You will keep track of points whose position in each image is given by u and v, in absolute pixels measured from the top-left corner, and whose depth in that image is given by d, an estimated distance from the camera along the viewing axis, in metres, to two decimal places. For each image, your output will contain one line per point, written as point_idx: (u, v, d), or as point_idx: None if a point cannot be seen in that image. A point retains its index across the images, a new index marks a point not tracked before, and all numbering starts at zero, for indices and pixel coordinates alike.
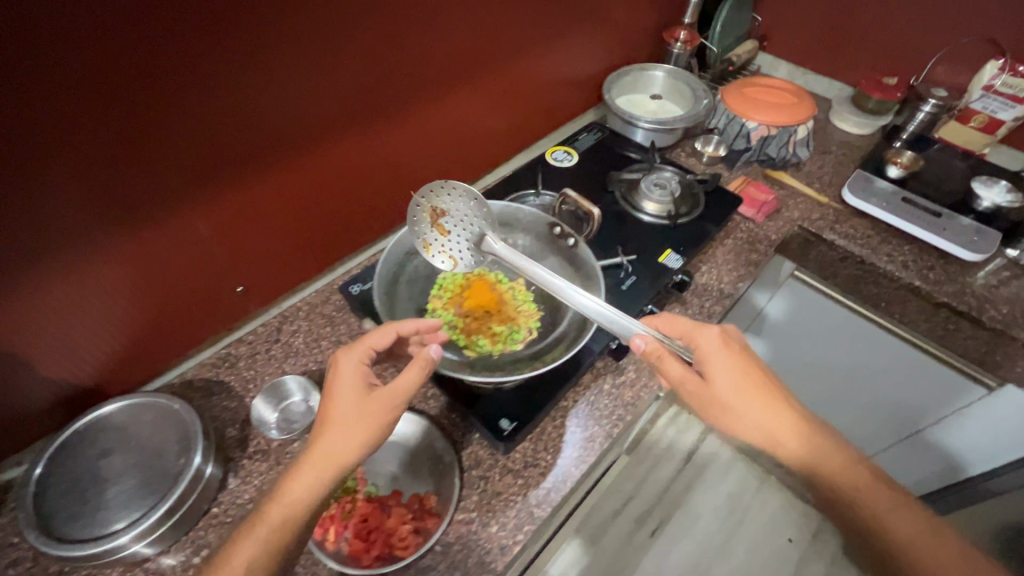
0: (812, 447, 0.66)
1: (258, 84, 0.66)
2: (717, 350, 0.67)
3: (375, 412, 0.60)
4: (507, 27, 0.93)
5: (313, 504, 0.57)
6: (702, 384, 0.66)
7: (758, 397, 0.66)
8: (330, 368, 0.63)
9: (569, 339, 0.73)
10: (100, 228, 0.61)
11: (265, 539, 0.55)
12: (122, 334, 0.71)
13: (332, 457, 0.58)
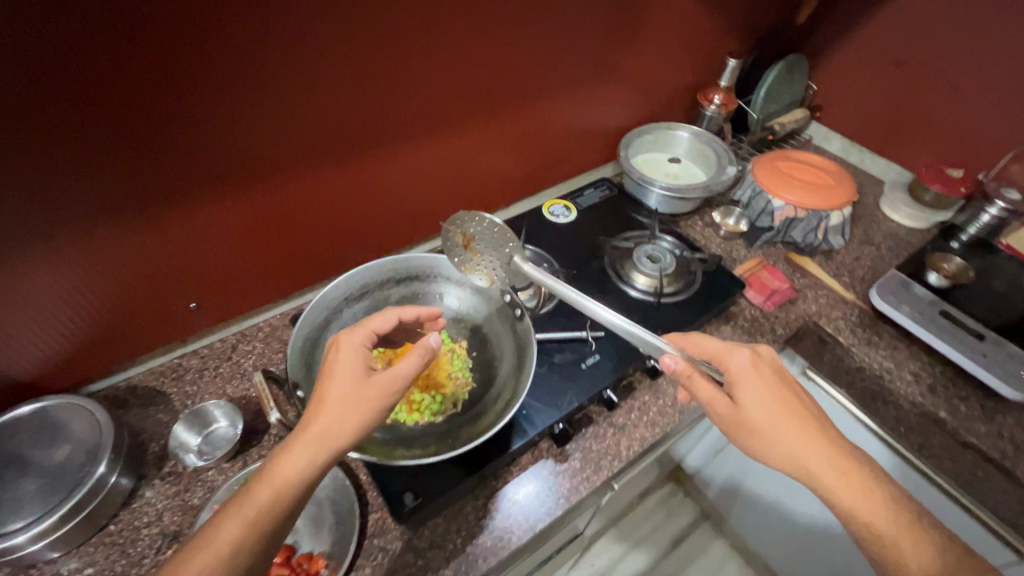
0: (865, 497, 0.55)
1: (222, 112, 0.65)
2: (747, 370, 0.63)
3: (379, 393, 0.55)
4: (517, 77, 0.90)
5: (303, 485, 0.51)
6: (730, 404, 0.61)
7: (794, 421, 0.59)
8: (331, 346, 0.58)
9: (499, 409, 0.66)
10: (43, 239, 0.62)
11: (248, 524, 0.48)
12: (64, 337, 0.72)
13: (330, 438, 0.52)
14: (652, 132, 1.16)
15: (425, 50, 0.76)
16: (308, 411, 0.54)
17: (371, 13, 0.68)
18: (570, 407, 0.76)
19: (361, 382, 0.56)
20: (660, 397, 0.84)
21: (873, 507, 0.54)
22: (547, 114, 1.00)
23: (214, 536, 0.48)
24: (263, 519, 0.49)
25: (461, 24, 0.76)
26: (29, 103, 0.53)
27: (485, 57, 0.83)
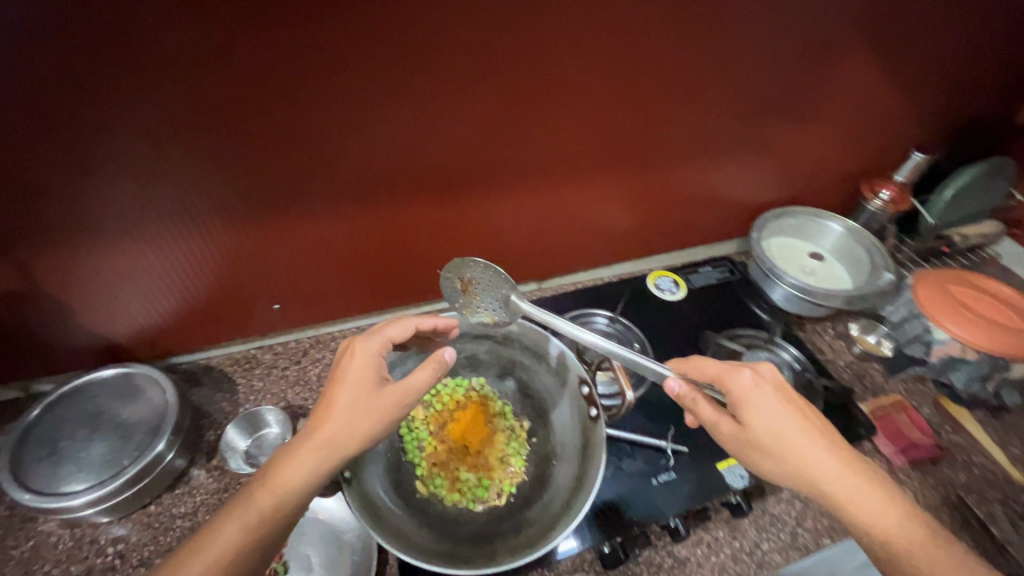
0: (885, 523, 0.48)
1: (336, 132, 0.63)
2: (757, 391, 0.52)
3: (390, 403, 0.50)
4: (655, 138, 0.81)
5: (307, 494, 0.47)
6: (740, 429, 0.52)
7: (813, 443, 0.50)
8: (342, 350, 0.53)
9: (537, 531, 0.55)
10: (155, 222, 0.65)
11: (250, 530, 0.45)
12: (158, 312, 0.75)
13: (335, 446, 0.48)
14: (795, 216, 1.01)
15: (561, 98, 0.70)
16: (312, 418, 0.50)
17: (513, 56, 0.63)
18: (623, 528, 0.66)
19: (370, 389, 0.51)
20: (740, 539, 0.69)
21: (896, 539, 0.47)
22: (679, 180, 0.90)
23: (212, 539, 0.44)
24: (263, 526, 0.45)
25: (607, 77, 0.70)
26: (163, 102, 0.54)
27: (625, 113, 0.75)
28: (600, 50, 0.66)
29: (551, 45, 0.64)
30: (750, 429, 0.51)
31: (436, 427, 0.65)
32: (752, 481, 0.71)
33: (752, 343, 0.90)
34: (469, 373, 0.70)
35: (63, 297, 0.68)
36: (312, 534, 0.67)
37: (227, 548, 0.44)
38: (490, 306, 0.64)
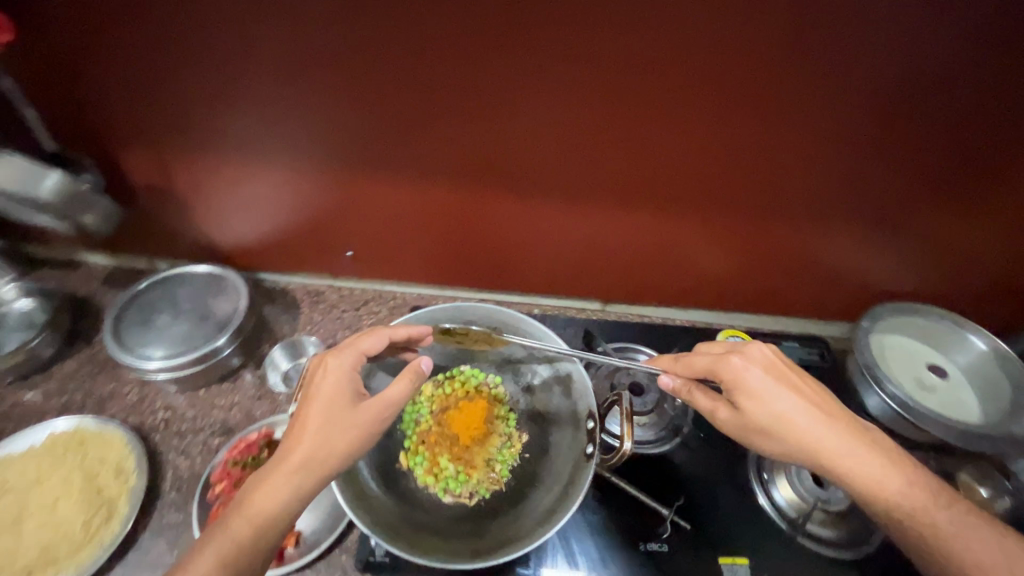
0: (894, 485, 0.48)
1: (427, 105, 0.65)
2: (750, 375, 0.53)
3: (366, 418, 0.51)
4: (766, 191, 0.72)
5: (287, 514, 0.48)
6: (744, 416, 0.53)
7: (812, 415, 0.51)
8: (315, 367, 0.53)
9: (492, 544, 0.54)
10: (264, 151, 0.73)
11: (229, 564, 0.45)
12: (255, 229, 0.86)
13: (309, 466, 0.49)
14: (926, 317, 0.83)
15: (663, 128, 0.65)
16: (286, 441, 0.50)
17: (619, 73, 0.60)
18: None
19: (345, 405, 0.52)
20: None
21: (900, 506, 0.48)
22: (787, 241, 0.79)
23: None
24: (241, 554, 0.46)
25: (721, 115, 0.63)
26: (286, 46, 0.61)
27: (734, 157, 0.68)
28: (719, 86, 0.60)
29: (664, 70, 0.59)
30: (748, 414, 0.52)
31: (440, 409, 0.66)
32: None
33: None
34: (488, 368, 0.69)
35: (186, 196, 0.80)
36: None
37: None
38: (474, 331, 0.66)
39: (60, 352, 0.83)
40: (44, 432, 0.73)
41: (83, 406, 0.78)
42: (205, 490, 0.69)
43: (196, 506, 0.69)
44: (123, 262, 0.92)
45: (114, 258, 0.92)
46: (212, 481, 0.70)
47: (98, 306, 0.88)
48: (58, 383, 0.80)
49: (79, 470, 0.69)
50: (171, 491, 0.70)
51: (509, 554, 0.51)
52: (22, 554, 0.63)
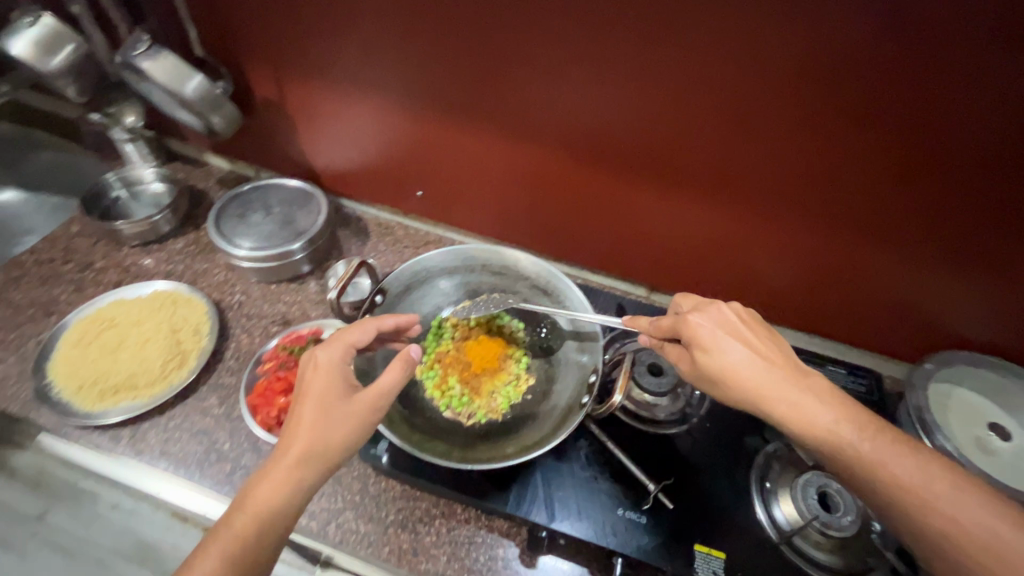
0: (837, 431, 0.49)
1: (512, 52, 0.72)
2: (703, 329, 0.57)
3: (362, 407, 0.54)
4: (830, 195, 0.71)
5: (292, 506, 0.50)
6: (698, 367, 0.57)
7: (760, 364, 0.54)
8: (306, 364, 0.55)
9: (483, 454, 0.60)
10: (362, 81, 0.82)
11: (236, 559, 0.47)
12: (344, 157, 0.96)
13: (310, 460, 0.51)
14: (993, 371, 0.75)
15: (730, 109, 0.68)
16: (284, 439, 0.52)
17: (693, 48, 0.64)
18: (562, 527, 0.63)
19: (340, 398, 0.54)
20: None
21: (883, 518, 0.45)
22: (847, 256, 0.77)
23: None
24: (247, 551, 0.48)
25: (789, 104, 0.64)
26: None
27: (799, 151, 0.68)
28: (789, 73, 0.62)
29: (737, 49, 0.62)
30: (701, 365, 0.56)
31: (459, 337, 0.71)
32: None
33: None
34: (512, 312, 0.73)
35: (295, 116, 0.92)
36: None
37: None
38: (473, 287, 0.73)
39: (175, 230, 0.99)
40: (148, 288, 0.87)
41: (182, 276, 0.93)
42: (256, 363, 0.80)
43: (246, 375, 0.80)
44: (239, 170, 1.08)
45: (231, 164, 1.07)
46: (264, 358, 0.81)
47: (211, 200, 1.03)
48: (167, 254, 0.96)
49: (167, 322, 0.83)
50: (230, 358, 0.82)
51: (495, 462, 0.56)
52: (113, 374, 0.77)
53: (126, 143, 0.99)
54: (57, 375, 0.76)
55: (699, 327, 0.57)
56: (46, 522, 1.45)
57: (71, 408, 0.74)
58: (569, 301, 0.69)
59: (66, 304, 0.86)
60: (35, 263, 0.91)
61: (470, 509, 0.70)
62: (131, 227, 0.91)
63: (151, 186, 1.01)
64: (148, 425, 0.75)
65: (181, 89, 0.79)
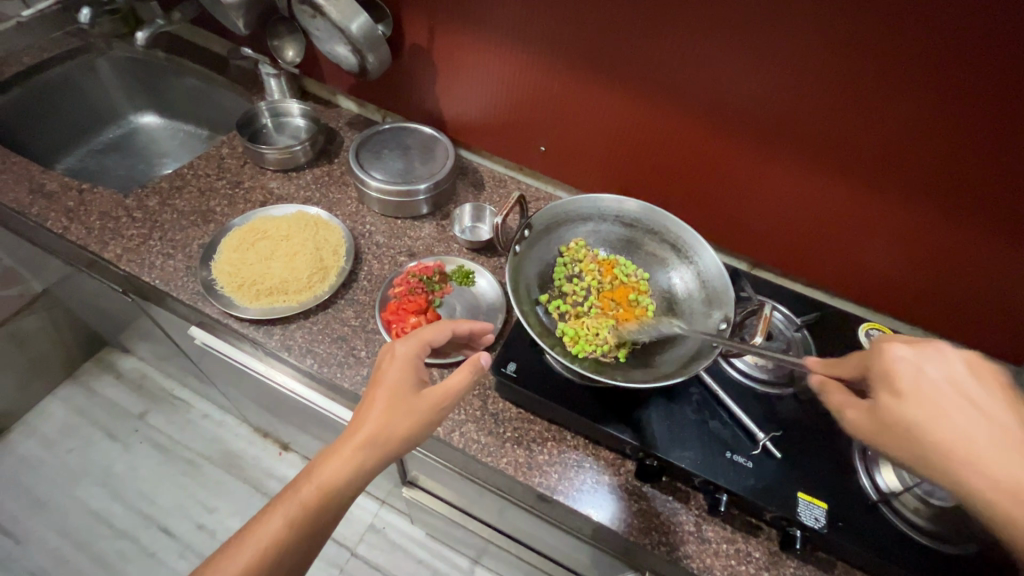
0: None
1: (665, 17, 0.76)
2: (911, 371, 0.49)
3: (428, 402, 0.59)
4: (963, 187, 0.73)
5: (351, 482, 0.57)
6: (885, 416, 0.50)
7: (986, 427, 0.46)
8: (385, 355, 0.61)
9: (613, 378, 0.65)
10: (514, 34, 0.89)
11: (298, 518, 0.55)
12: (474, 108, 1.03)
13: (372, 445, 0.57)
14: None
15: (876, 93, 0.70)
16: (355, 419, 0.59)
17: (848, 28, 0.67)
18: (672, 459, 0.69)
19: (408, 392, 0.60)
20: (755, 568, 0.68)
21: None
22: (970, 251, 0.78)
23: (266, 528, 0.55)
24: (309, 515, 0.56)
25: (941, 92, 0.67)
26: None
27: (940, 140, 0.70)
28: (945, 60, 0.64)
29: (896, 34, 0.65)
30: (896, 409, 0.49)
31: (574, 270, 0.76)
32: (825, 530, 0.64)
33: None
34: (641, 262, 0.77)
35: (436, 61, 0.99)
36: (468, 296, 0.90)
37: (277, 535, 0.54)
38: (604, 235, 0.78)
39: (311, 161, 1.07)
40: (293, 209, 0.96)
41: (319, 203, 1.01)
42: (389, 286, 0.88)
43: (379, 295, 0.88)
44: (366, 114, 1.16)
45: (360, 108, 1.16)
46: (396, 282, 0.88)
47: (343, 138, 1.11)
48: (303, 181, 1.04)
49: (311, 240, 0.91)
50: (364, 279, 0.91)
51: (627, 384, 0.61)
52: (266, 279, 0.86)
53: (271, 78, 1.09)
54: (219, 274, 0.86)
55: (904, 364, 0.50)
56: (147, 421, 1.61)
57: (232, 303, 0.83)
58: (699, 257, 0.73)
59: (221, 214, 0.96)
60: (193, 176, 1.01)
61: (578, 437, 0.77)
62: (275, 154, 0.99)
63: (294, 120, 1.10)
64: (296, 326, 0.83)
65: (348, 26, 0.87)
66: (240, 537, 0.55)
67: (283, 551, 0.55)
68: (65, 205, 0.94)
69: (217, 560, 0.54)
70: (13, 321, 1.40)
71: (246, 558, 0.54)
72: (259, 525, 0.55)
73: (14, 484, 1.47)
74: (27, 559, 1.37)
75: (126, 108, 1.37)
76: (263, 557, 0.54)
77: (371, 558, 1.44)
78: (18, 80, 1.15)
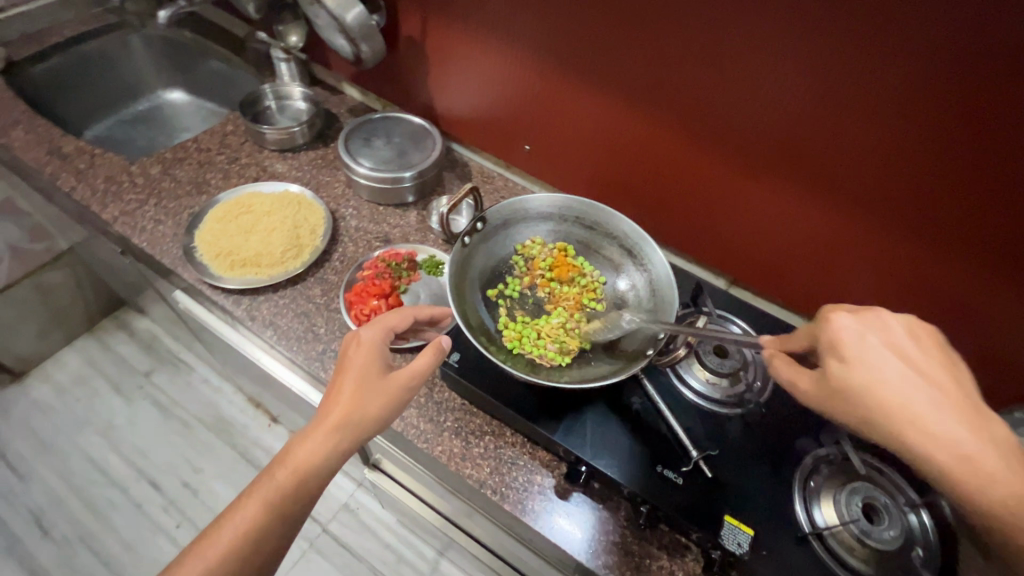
0: (1004, 486, 0.41)
1: (642, 20, 0.76)
2: (860, 341, 0.46)
3: (396, 385, 0.58)
4: (946, 218, 0.69)
5: (327, 466, 0.56)
6: (833, 383, 0.47)
7: (928, 392, 0.44)
8: (348, 342, 0.59)
9: (546, 375, 0.67)
10: (502, 30, 0.90)
11: (275, 503, 0.55)
12: (464, 102, 1.05)
13: (343, 429, 0.56)
14: None
15: (856, 111, 0.68)
16: (325, 406, 0.57)
17: (818, 41, 0.65)
18: (600, 466, 0.68)
19: (375, 377, 0.58)
20: None
21: None
22: (952, 287, 0.74)
23: (245, 513, 0.54)
24: (286, 499, 0.55)
25: (923, 114, 0.63)
26: None
27: (922, 166, 0.67)
28: (927, 81, 0.61)
29: (876, 50, 0.62)
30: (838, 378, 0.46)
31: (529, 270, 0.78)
32: (747, 556, 0.62)
33: (877, 483, 0.67)
34: (596, 264, 0.78)
35: (430, 56, 1.02)
36: (433, 285, 0.91)
37: (252, 519, 0.54)
38: (563, 234, 0.79)
39: (308, 144, 1.11)
40: (281, 188, 1.01)
41: (308, 184, 1.05)
42: (358, 269, 0.90)
43: (347, 276, 0.90)
44: (368, 102, 1.19)
45: (362, 96, 1.19)
46: (365, 266, 0.91)
47: (341, 124, 1.15)
48: (297, 162, 1.08)
49: (292, 218, 0.95)
50: (338, 259, 0.93)
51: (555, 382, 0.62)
52: (244, 250, 0.90)
53: (282, 61, 1.12)
54: (201, 242, 0.90)
55: (849, 332, 0.47)
56: (151, 380, 1.70)
57: (208, 270, 0.87)
58: (652, 264, 0.73)
59: (214, 187, 1.01)
60: (196, 150, 1.07)
61: (517, 435, 0.77)
62: (274, 134, 1.04)
63: (297, 103, 1.15)
64: (264, 298, 0.87)
65: (344, 15, 0.90)
66: (220, 523, 0.55)
67: (262, 533, 0.54)
68: (76, 167, 1.01)
69: (202, 544, 0.54)
70: (38, 274, 1.51)
71: (225, 543, 0.53)
72: (238, 511, 0.55)
73: (25, 424, 1.58)
74: (28, 495, 1.47)
75: (155, 84, 1.45)
76: (243, 543, 0.54)
77: (340, 536, 1.47)
78: (56, 50, 1.24)
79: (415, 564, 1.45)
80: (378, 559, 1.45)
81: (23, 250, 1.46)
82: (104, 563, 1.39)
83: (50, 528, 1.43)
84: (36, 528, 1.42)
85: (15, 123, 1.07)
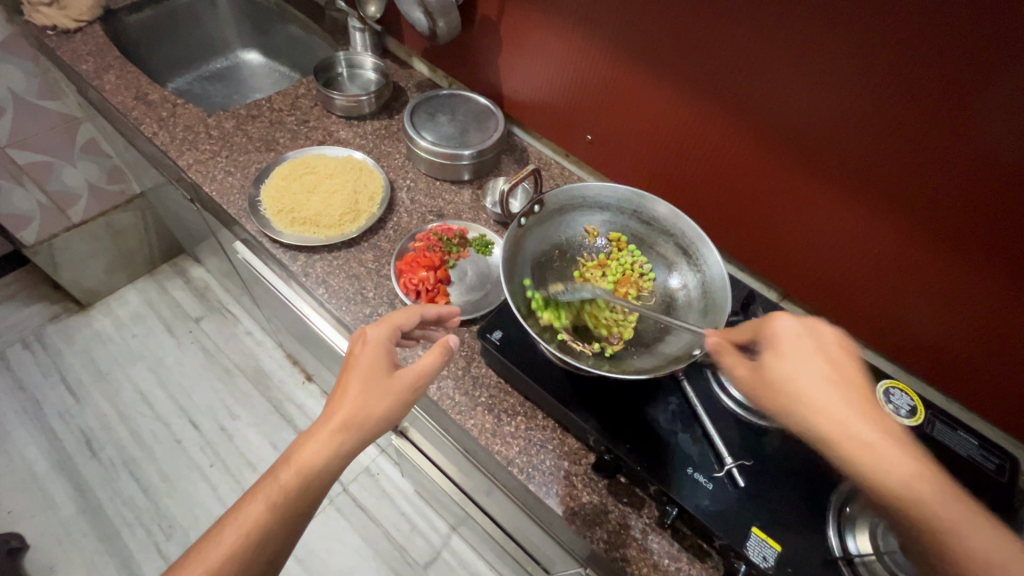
0: (910, 483, 0.46)
1: (711, 19, 0.75)
2: (794, 338, 0.53)
3: (402, 385, 0.58)
4: (1008, 246, 0.65)
5: (330, 467, 0.55)
6: (762, 373, 0.53)
7: (834, 390, 0.50)
8: (355, 340, 0.59)
9: (590, 363, 0.67)
10: (576, 17, 0.90)
11: (277, 506, 0.53)
12: (531, 86, 1.05)
13: (350, 428, 0.55)
14: None
15: (924, 126, 0.64)
16: (331, 405, 0.57)
17: (897, 55, 0.62)
18: (630, 460, 0.68)
19: (382, 374, 0.58)
20: None
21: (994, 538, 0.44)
22: (1014, 322, 0.70)
23: (245, 516, 0.52)
24: (288, 502, 0.53)
25: (1009, 139, 0.59)
26: None
27: (1003, 195, 0.62)
28: (1009, 100, 0.57)
29: (950, 62, 0.59)
30: (773, 371, 0.52)
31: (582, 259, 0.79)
32: (770, 570, 0.61)
33: None
34: (649, 259, 0.78)
35: (502, 37, 1.03)
36: (481, 264, 0.92)
37: (255, 525, 0.52)
38: (617, 225, 0.79)
39: (374, 114, 1.13)
40: (345, 153, 1.04)
41: (370, 152, 1.08)
42: (410, 241, 0.92)
43: (399, 246, 0.92)
44: (436, 79, 1.21)
45: (430, 72, 1.22)
46: (418, 238, 0.92)
47: (407, 97, 1.17)
48: (362, 130, 1.11)
49: (352, 183, 0.98)
50: (392, 228, 0.96)
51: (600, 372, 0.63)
52: (305, 209, 0.94)
53: (357, 31, 1.16)
54: (266, 197, 0.94)
55: (784, 330, 0.54)
56: (200, 325, 1.79)
57: (271, 225, 0.91)
58: (707, 265, 0.72)
59: (282, 146, 1.05)
60: (268, 109, 1.11)
61: (549, 420, 0.77)
62: (342, 100, 1.06)
63: (367, 73, 1.18)
64: (319, 257, 0.90)
65: None
66: (216, 532, 0.52)
67: (262, 541, 0.52)
68: (159, 114, 1.06)
69: (193, 557, 0.51)
70: (111, 213, 1.63)
71: (223, 552, 0.50)
72: (238, 516, 0.52)
73: (86, 351, 1.69)
74: (82, 417, 1.58)
75: (235, 44, 1.51)
76: (243, 550, 0.51)
77: (359, 498, 1.52)
78: (150, 3, 1.31)
79: (427, 535, 1.49)
80: (393, 524, 1.49)
81: (101, 190, 1.56)
82: (143, 489, 1.48)
83: (98, 450, 1.53)
84: (86, 449, 1.53)
85: (109, 68, 1.14)
